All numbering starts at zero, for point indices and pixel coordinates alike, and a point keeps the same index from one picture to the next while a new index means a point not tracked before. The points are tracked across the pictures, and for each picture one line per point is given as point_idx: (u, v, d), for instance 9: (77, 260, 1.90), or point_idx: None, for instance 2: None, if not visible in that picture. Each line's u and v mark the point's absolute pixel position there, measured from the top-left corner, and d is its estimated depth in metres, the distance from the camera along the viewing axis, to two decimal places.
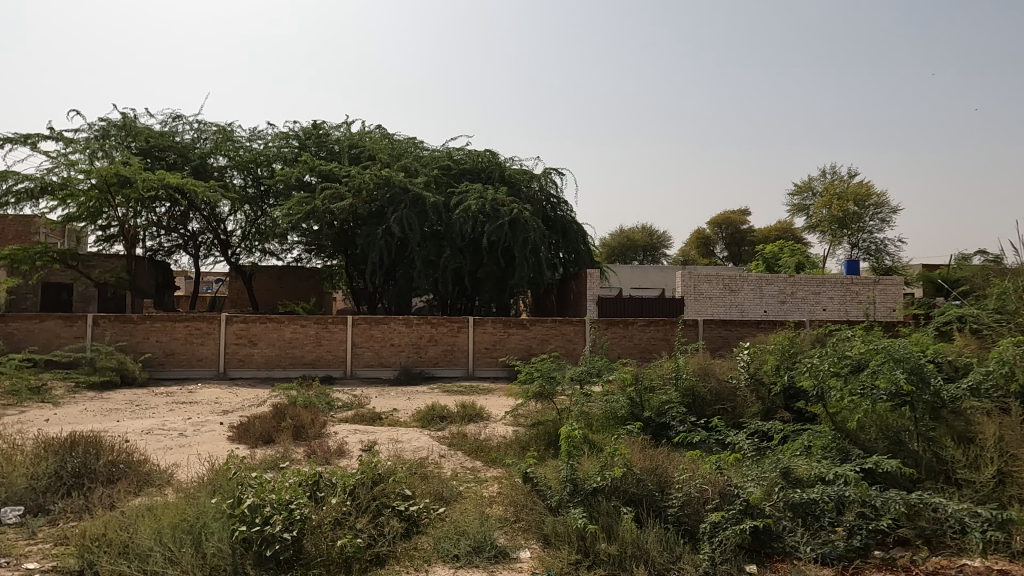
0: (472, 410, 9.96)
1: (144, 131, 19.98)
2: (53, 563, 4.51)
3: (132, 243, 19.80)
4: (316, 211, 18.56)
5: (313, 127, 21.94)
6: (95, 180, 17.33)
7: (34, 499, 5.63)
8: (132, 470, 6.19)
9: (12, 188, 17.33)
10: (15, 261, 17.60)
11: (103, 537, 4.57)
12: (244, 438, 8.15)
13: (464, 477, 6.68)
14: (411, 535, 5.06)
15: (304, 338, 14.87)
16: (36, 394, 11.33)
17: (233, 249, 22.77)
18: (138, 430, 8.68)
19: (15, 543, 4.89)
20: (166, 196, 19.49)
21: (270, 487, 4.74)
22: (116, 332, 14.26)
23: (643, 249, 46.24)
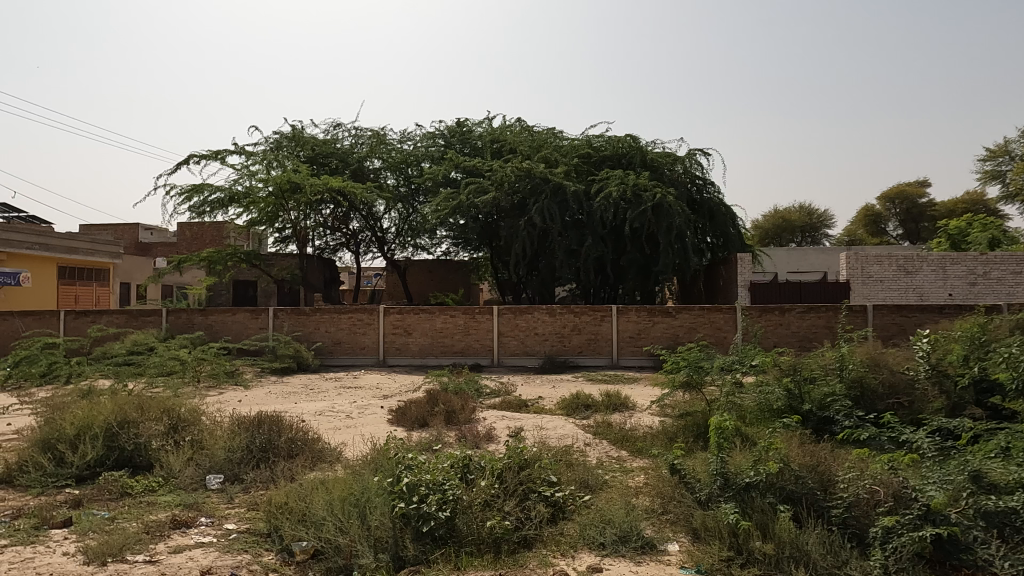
0: (617, 399, 9.86)
1: (310, 141, 22.00)
2: (247, 526, 5.17)
3: (303, 243, 21.91)
4: (462, 206, 19.32)
5: (457, 125, 22.84)
6: (272, 188, 19.42)
7: (231, 468, 6.47)
8: (308, 446, 6.91)
9: (208, 198, 19.89)
10: (211, 263, 20.26)
11: (285, 506, 5.14)
12: (401, 421, 8.75)
13: (609, 467, 6.64)
14: (557, 521, 5.14)
15: (454, 327, 15.59)
16: (230, 377, 12.97)
17: (389, 245, 24.39)
18: (312, 412, 9.64)
19: (218, 505, 5.68)
20: (330, 198, 21.32)
21: (423, 468, 5.05)
22: (292, 323, 15.90)
23: (801, 230, 42.96)
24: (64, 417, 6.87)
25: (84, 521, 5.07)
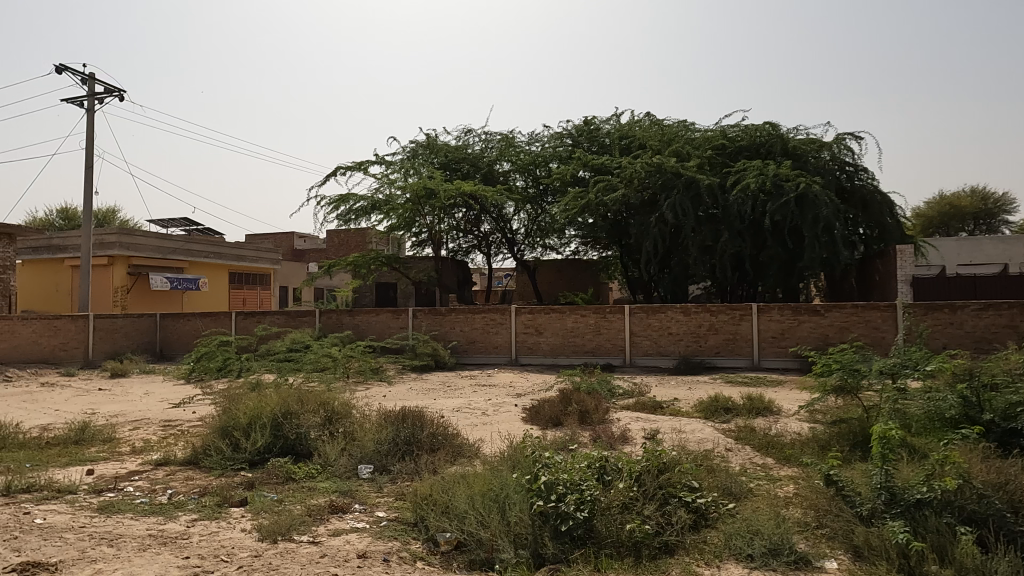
0: (760, 402, 9.32)
1: (443, 148, 22.96)
2: (396, 515, 5.48)
3: (438, 246, 22.90)
4: (591, 205, 19.22)
5: (584, 124, 22.75)
6: (409, 194, 20.52)
7: (380, 459, 6.88)
8: (448, 441, 7.22)
9: (353, 207, 21.38)
10: (357, 267, 21.77)
11: (430, 497, 5.39)
12: (536, 420, 8.86)
13: (754, 474, 6.28)
14: (700, 528, 4.94)
15: (585, 327, 15.56)
16: (376, 373, 13.84)
17: (519, 246, 24.82)
18: (451, 408, 10.03)
19: (370, 494, 6.07)
20: (463, 202, 22.10)
21: (561, 467, 5.06)
22: (430, 323, 16.68)
23: (973, 217, 38.19)
24: (238, 407, 7.69)
25: (257, 501, 5.62)
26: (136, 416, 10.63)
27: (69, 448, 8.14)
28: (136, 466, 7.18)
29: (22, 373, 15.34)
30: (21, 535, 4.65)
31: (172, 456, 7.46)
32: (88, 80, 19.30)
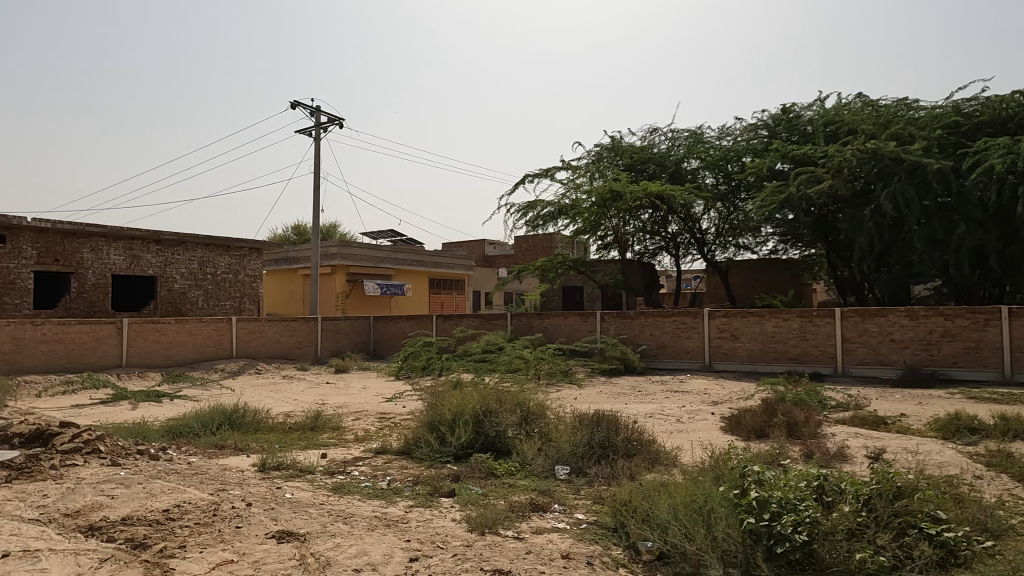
0: (1018, 423, 7.83)
1: (628, 149, 22.70)
2: (595, 518, 5.47)
3: (624, 248, 22.67)
4: (791, 199, 17.73)
5: (782, 112, 21.06)
6: (595, 198, 20.62)
7: (576, 461, 6.91)
8: (644, 448, 7.07)
9: (540, 213, 21.98)
10: (545, 271, 22.32)
11: (629, 504, 5.29)
12: (737, 430, 8.35)
13: (1016, 509, 5.28)
14: (949, 567, 4.25)
15: (787, 332, 14.37)
16: (565, 376, 14.02)
17: (709, 246, 23.67)
18: (644, 414, 9.82)
19: (567, 495, 6.12)
20: (649, 203, 21.66)
21: (774, 484, 4.67)
22: (618, 326, 16.58)
23: None
24: (443, 403, 8.25)
25: (464, 493, 5.95)
26: (357, 408, 11.90)
27: (306, 434, 9.33)
28: (359, 453, 8.01)
29: (269, 366, 17.99)
30: (276, 506, 5.40)
31: (389, 446, 8.21)
32: (315, 112, 22.14)
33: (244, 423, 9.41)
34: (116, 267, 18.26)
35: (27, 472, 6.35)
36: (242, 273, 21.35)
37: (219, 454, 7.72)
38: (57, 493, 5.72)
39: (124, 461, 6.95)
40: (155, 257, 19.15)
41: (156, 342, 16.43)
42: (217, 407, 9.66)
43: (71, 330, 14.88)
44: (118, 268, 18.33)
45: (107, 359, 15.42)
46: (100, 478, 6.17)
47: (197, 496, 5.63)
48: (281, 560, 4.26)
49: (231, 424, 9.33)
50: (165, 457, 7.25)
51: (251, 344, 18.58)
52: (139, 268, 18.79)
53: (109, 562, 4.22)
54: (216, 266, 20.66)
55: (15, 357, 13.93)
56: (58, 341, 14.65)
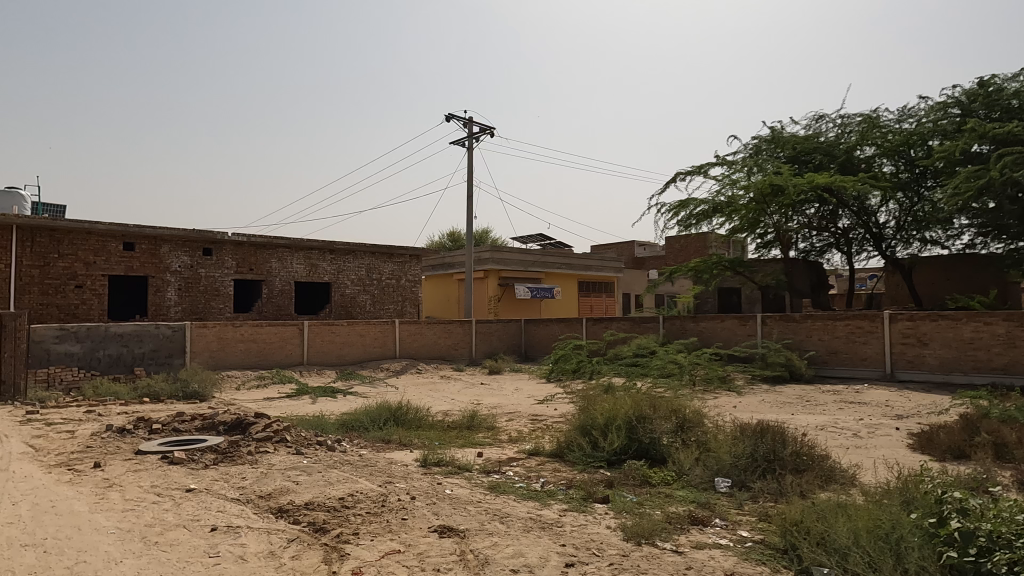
0: None
1: (791, 140, 21.12)
2: (761, 537, 5.09)
3: (787, 247, 21.10)
4: (993, 185, 15.42)
5: (979, 86, 18.41)
6: (753, 193, 19.42)
7: (738, 475, 6.47)
8: (817, 464, 6.49)
9: (693, 211, 21.12)
10: (698, 272, 21.40)
11: (801, 524, 4.85)
12: (929, 449, 7.39)
13: None
14: None
15: (991, 339, 12.49)
16: (723, 383, 13.30)
17: (889, 241, 21.28)
18: (814, 426, 9.03)
19: (729, 509, 5.76)
20: (816, 197, 19.97)
21: (982, 514, 4.03)
22: (782, 330, 15.48)
23: None
24: (595, 407, 8.18)
25: (619, 501, 5.83)
26: (510, 409, 12.19)
27: (464, 432, 9.73)
28: (513, 453, 8.18)
29: (428, 366, 19.03)
30: (437, 501, 5.66)
31: (542, 448, 8.29)
32: (468, 123, 23.13)
33: (407, 419, 10.01)
34: (298, 275, 20.33)
35: (229, 456, 7.23)
36: (403, 278, 22.85)
37: (385, 448, 8.27)
38: (252, 476, 6.45)
39: (307, 450, 7.68)
40: (329, 264, 21.06)
41: (331, 342, 18.04)
42: (383, 403, 10.38)
43: (263, 331, 16.77)
44: (300, 275, 20.39)
45: (292, 356, 17.23)
46: (287, 465, 6.87)
47: (367, 486, 6.07)
48: (443, 553, 4.44)
49: (396, 420, 9.97)
50: (340, 449, 7.90)
51: (412, 345, 19.78)
52: (317, 275, 20.76)
53: (295, 542, 4.66)
54: (381, 272, 22.31)
55: (220, 354, 16.00)
56: (253, 340, 16.58)
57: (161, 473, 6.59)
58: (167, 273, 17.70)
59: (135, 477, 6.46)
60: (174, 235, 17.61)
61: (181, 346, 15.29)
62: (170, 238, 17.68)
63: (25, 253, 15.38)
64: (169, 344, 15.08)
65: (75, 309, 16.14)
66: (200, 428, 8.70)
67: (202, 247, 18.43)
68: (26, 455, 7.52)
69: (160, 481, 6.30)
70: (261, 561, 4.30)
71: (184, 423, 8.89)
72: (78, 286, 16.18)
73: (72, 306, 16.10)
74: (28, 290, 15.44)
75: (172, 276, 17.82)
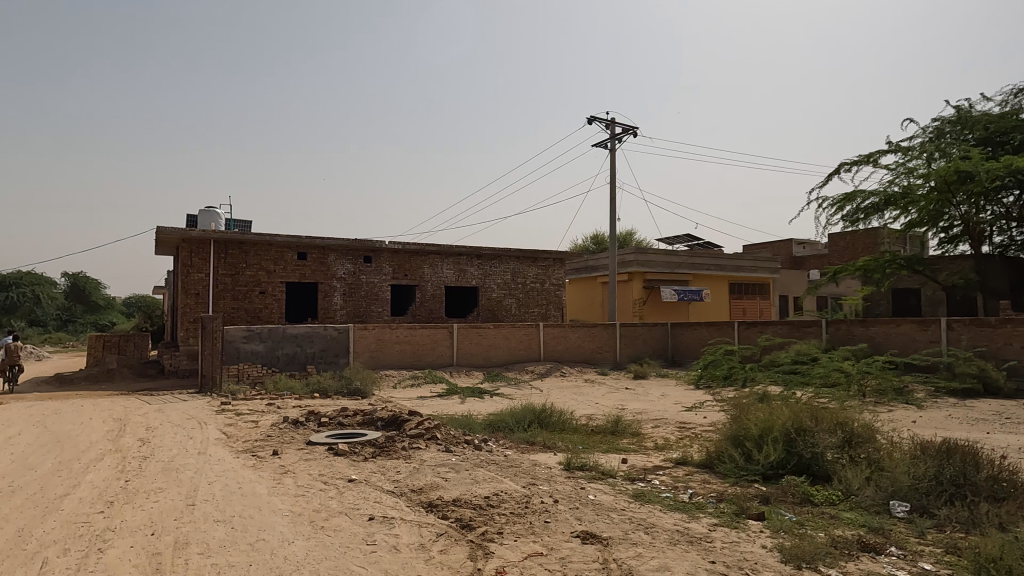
0: None
1: (982, 119, 18.50)
2: (948, 571, 4.47)
3: (979, 241, 18.48)
4: None
5: None
6: (935, 182, 17.28)
7: (918, 499, 5.73)
8: (1021, 493, 5.58)
9: (861, 205, 19.22)
10: (868, 271, 19.42)
11: (999, 561, 4.19)
12: None
13: None
14: None
15: None
16: (900, 395, 11.91)
17: None
18: (1018, 448, 7.78)
19: (907, 537, 5.12)
20: (1015, 183, 17.30)
21: None
22: (973, 336, 13.58)
23: None
24: (749, 416, 7.69)
25: (775, 519, 5.41)
26: (656, 415, 11.84)
27: (608, 437, 9.60)
28: (659, 462, 7.92)
29: (572, 370, 19.06)
30: (581, 506, 5.62)
31: (690, 457, 7.95)
32: (610, 124, 22.91)
33: (551, 422, 10.08)
34: (448, 279, 21.31)
35: (385, 451, 7.72)
36: (547, 282, 23.14)
37: (530, 450, 8.39)
38: (406, 470, 6.83)
39: (455, 448, 7.99)
40: (477, 269, 21.85)
41: (479, 345, 18.69)
42: (528, 405, 10.54)
43: (417, 333, 17.78)
44: (450, 280, 21.36)
45: (443, 357, 18.09)
46: (437, 462, 7.19)
47: (512, 487, 6.18)
48: (585, 560, 4.39)
49: (540, 422, 10.07)
50: (487, 448, 8.13)
51: (556, 348, 19.93)
52: (465, 280, 21.63)
53: (443, 536, 4.86)
54: (526, 276, 22.76)
55: (379, 355, 17.20)
56: (408, 342, 17.63)
57: (328, 463, 7.20)
58: (334, 279, 19.36)
59: (306, 466, 7.11)
60: (339, 245, 19.23)
61: (346, 346, 16.64)
62: (336, 247, 19.33)
63: (220, 263, 17.58)
64: (335, 344, 16.49)
65: (259, 313, 18.16)
66: (361, 423, 9.39)
67: (363, 255, 19.94)
68: (220, 441, 8.57)
69: (327, 470, 6.87)
70: (412, 552, 4.53)
71: (348, 418, 9.65)
72: (261, 292, 18.19)
73: (257, 310, 18.14)
74: (223, 296, 17.63)
75: (338, 282, 19.46)
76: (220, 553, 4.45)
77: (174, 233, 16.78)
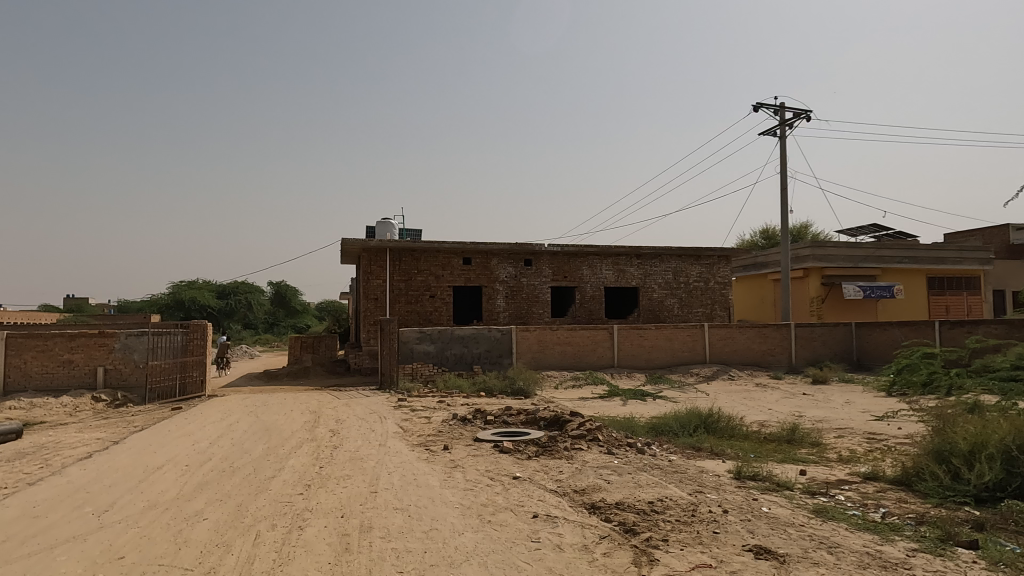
0: None
1: None
2: None
3: None
4: None
5: None
6: None
7: None
8: None
9: None
10: None
11: None
12: None
13: None
14: None
15: None
16: None
17: None
18: None
19: None
20: None
21: None
22: None
23: None
24: (956, 429, 6.73)
25: (993, 549, 4.67)
26: (839, 424, 10.80)
27: (783, 446, 8.93)
28: (844, 476, 7.20)
29: (742, 373, 18.01)
30: (753, 518, 5.28)
31: (882, 472, 7.14)
32: (780, 109, 21.37)
33: (719, 428, 9.60)
34: (607, 280, 21.17)
35: (548, 450, 7.86)
36: (712, 280, 22.15)
37: (696, 456, 8.05)
38: (569, 471, 6.89)
39: (617, 451, 7.91)
40: (637, 269, 21.47)
41: (641, 346, 18.33)
42: (694, 409, 10.13)
43: (578, 334, 17.85)
44: (609, 281, 21.22)
45: (603, 358, 17.99)
46: (599, 464, 7.16)
47: (677, 493, 5.97)
48: None
49: (707, 427, 9.63)
50: (650, 452, 7.95)
51: (724, 349, 18.95)
52: (625, 280, 21.35)
53: (606, 539, 4.83)
54: (688, 275, 21.96)
55: (541, 356, 17.53)
56: (569, 343, 17.75)
57: (494, 460, 7.48)
58: (497, 282, 20.10)
59: (473, 461, 7.46)
60: (501, 250, 19.94)
61: (509, 347, 17.20)
62: (498, 251, 20.07)
63: (395, 270, 19.02)
64: (499, 345, 17.11)
65: (430, 316, 19.36)
66: (524, 422, 9.64)
67: (523, 258, 20.47)
68: (397, 434, 9.28)
69: (493, 467, 7.15)
70: (575, 552, 4.55)
71: (512, 417, 9.95)
72: (431, 296, 19.40)
73: (428, 312, 19.36)
74: (398, 300, 19.06)
75: (501, 285, 20.16)
76: (399, 539, 4.80)
77: (356, 244, 18.45)
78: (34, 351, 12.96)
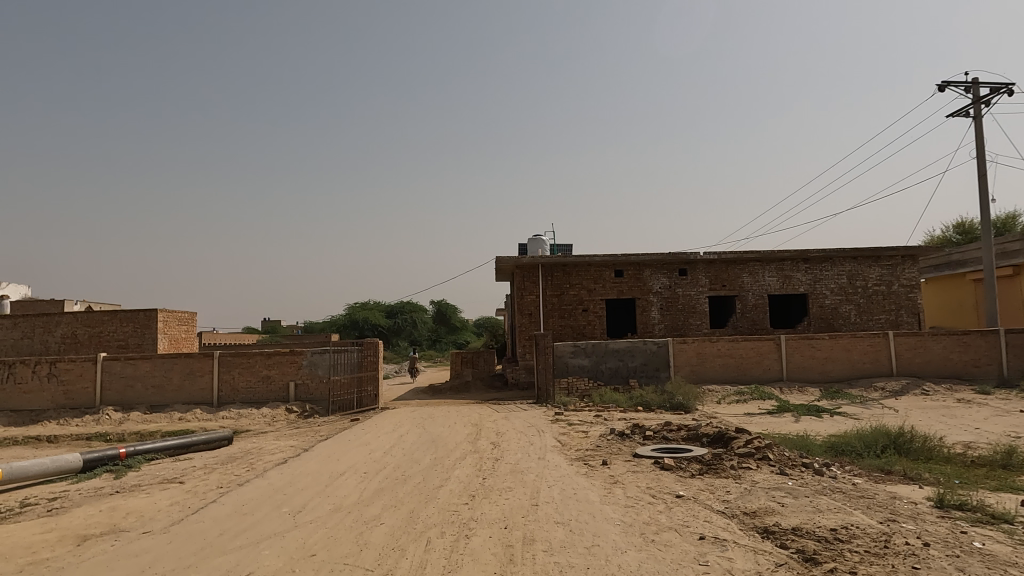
0: None
1: None
2: None
3: None
4: None
5: None
6: None
7: None
8: None
9: None
10: None
11: None
12: None
13: None
14: None
15: None
16: None
17: None
18: None
19: None
20: None
21: None
22: None
23: None
24: None
25: None
26: None
27: (996, 472, 7.70)
28: None
29: (938, 387, 15.90)
30: (963, 555, 4.59)
31: None
32: (972, 86, 18.79)
33: (912, 449, 8.52)
34: (771, 287, 19.84)
35: (713, 468, 7.46)
36: (896, 283, 19.90)
37: (885, 480, 7.20)
38: (737, 491, 6.50)
39: (792, 471, 7.32)
40: (805, 274, 19.87)
41: (813, 357, 16.88)
42: (881, 426, 9.11)
43: (741, 346, 16.86)
44: (774, 288, 19.85)
45: (770, 372, 16.82)
46: (771, 485, 6.67)
47: (865, 521, 5.37)
48: None
49: (897, 448, 8.60)
50: (830, 474, 7.25)
51: (914, 361, 16.87)
52: (792, 287, 19.86)
53: (783, 567, 4.47)
54: (866, 278, 19.90)
55: (701, 369, 16.78)
56: (730, 355, 16.82)
57: (655, 477, 7.26)
58: (651, 294, 19.64)
59: (634, 478, 7.28)
60: (653, 260, 19.48)
61: (666, 360, 16.68)
62: (651, 262, 19.61)
63: (548, 285, 19.30)
64: (656, 358, 16.65)
65: (583, 329, 19.37)
66: (686, 438, 9.26)
67: (678, 268, 19.84)
68: (555, 448, 9.35)
69: (654, 484, 6.93)
70: None
71: (672, 432, 9.61)
72: (584, 310, 19.40)
73: (581, 326, 19.38)
74: (552, 315, 19.29)
75: (655, 296, 19.66)
76: (562, 553, 4.81)
77: (510, 261, 18.99)
78: (240, 368, 14.85)
